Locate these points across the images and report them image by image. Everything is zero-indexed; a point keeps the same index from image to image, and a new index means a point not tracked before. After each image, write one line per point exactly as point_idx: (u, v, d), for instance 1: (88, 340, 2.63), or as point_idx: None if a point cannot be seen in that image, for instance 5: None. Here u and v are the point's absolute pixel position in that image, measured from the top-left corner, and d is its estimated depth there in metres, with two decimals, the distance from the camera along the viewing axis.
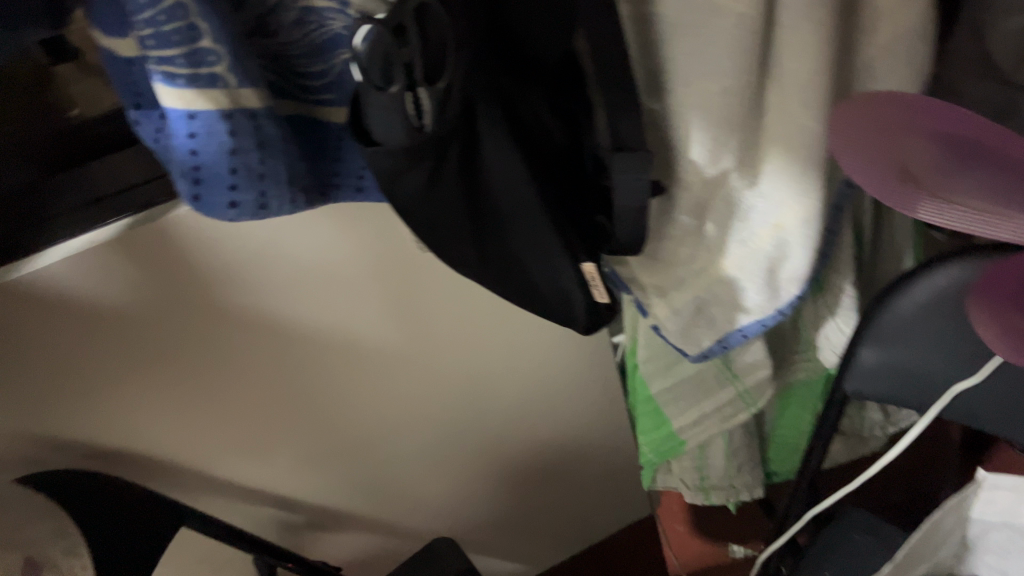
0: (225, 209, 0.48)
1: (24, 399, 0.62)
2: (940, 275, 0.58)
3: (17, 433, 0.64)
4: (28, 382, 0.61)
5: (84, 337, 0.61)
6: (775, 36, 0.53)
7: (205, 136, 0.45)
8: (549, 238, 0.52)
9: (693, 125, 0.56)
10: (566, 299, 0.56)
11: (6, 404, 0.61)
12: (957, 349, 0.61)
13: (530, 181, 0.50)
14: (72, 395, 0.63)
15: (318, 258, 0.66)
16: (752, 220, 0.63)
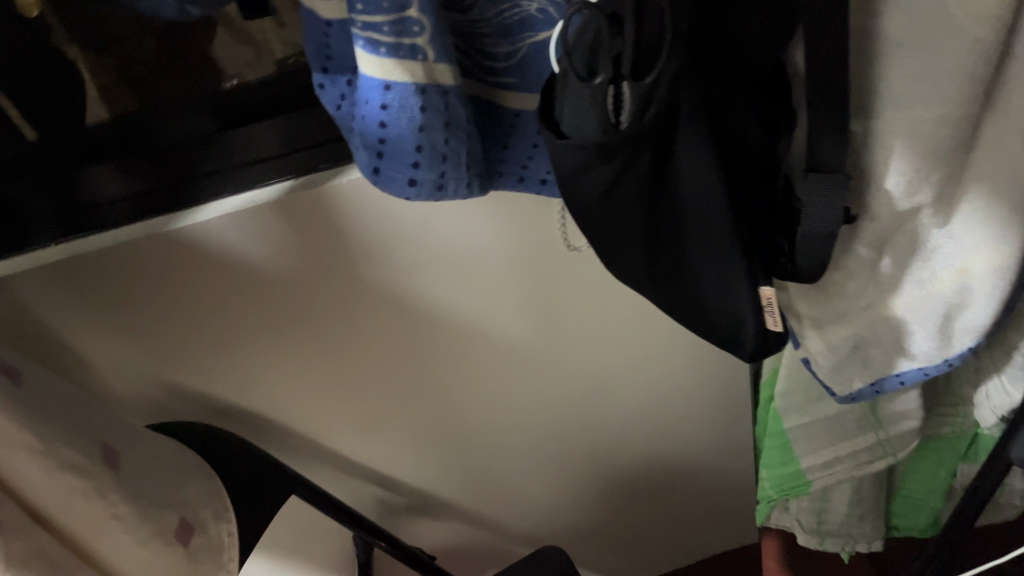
0: (404, 186, 0.47)
1: (162, 344, 0.64)
2: None
3: (152, 375, 0.65)
4: (169, 327, 0.63)
5: (234, 292, 0.62)
6: (1006, 66, 0.48)
7: (397, 109, 0.43)
8: (729, 258, 0.49)
9: (896, 153, 0.52)
10: (735, 321, 0.52)
11: (145, 347, 0.63)
12: None
13: (723, 196, 0.47)
14: (215, 349, 0.65)
15: (468, 243, 0.65)
16: (935, 262, 0.58)
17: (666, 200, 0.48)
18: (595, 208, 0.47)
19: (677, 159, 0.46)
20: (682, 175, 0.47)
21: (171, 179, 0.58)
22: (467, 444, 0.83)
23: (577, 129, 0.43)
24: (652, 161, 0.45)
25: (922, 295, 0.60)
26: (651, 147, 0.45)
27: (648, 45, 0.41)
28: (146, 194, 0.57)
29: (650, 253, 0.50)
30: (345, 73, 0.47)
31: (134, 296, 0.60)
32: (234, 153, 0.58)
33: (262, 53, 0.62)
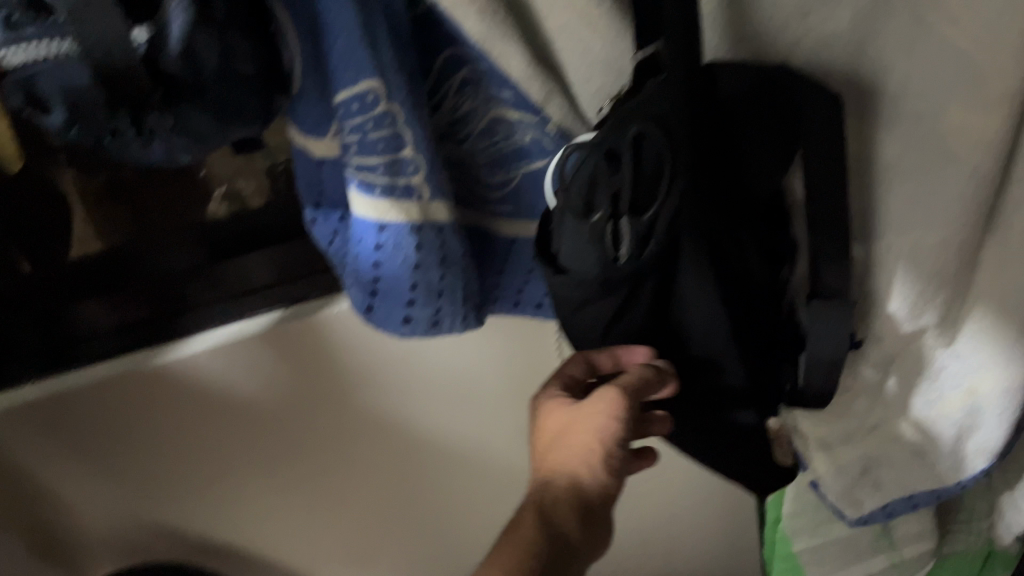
0: (399, 324, 0.45)
1: (145, 482, 0.63)
2: None
3: (134, 514, 0.65)
4: (153, 464, 0.62)
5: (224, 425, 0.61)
6: (1004, 190, 0.48)
7: (391, 249, 0.42)
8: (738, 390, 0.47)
9: (898, 278, 0.51)
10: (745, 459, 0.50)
11: (128, 486, 0.63)
12: None
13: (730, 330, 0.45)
14: (203, 485, 0.64)
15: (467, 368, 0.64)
16: (942, 382, 0.57)
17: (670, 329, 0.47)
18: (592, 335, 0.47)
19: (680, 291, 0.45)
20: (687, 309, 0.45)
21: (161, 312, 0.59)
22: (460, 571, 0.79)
23: (576, 264, 0.42)
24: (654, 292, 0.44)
25: (931, 415, 0.59)
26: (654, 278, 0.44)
27: (649, 177, 0.41)
28: (132, 327, 0.58)
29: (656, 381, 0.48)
30: (338, 208, 0.46)
31: (119, 436, 0.60)
32: (221, 284, 0.59)
33: (254, 164, 0.58)
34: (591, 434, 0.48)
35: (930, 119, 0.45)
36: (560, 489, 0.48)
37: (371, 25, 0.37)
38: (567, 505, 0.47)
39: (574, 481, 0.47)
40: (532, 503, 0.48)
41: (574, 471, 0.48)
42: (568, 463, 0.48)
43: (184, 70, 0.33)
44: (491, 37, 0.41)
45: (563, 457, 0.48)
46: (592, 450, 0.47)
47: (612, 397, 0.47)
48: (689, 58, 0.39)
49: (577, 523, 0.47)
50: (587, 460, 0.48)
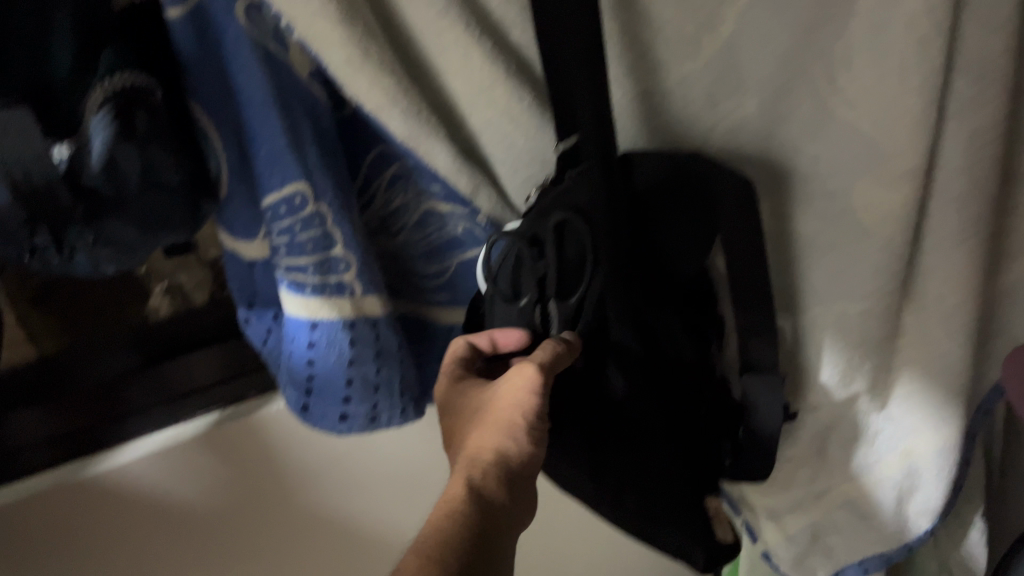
0: (336, 421, 0.45)
1: None
2: None
3: None
4: None
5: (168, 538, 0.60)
6: (918, 259, 0.51)
7: (324, 346, 0.42)
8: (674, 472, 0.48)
9: (827, 348, 0.52)
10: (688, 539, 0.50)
11: None
12: None
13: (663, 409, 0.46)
14: None
15: (404, 451, 0.66)
16: (879, 446, 0.58)
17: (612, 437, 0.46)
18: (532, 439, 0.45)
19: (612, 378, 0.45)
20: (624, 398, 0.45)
21: (89, 421, 0.56)
22: None
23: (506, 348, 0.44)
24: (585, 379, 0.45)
25: (871, 479, 0.60)
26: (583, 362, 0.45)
27: (573, 265, 0.42)
28: (59, 442, 0.55)
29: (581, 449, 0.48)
30: (271, 307, 0.46)
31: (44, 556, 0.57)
32: (160, 388, 0.58)
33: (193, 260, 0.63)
34: (509, 409, 0.38)
35: (841, 195, 0.47)
36: (480, 478, 0.36)
37: (296, 130, 0.38)
38: (482, 507, 0.35)
39: (497, 454, 0.37)
40: (452, 496, 0.35)
41: (489, 450, 0.37)
42: (483, 442, 0.37)
43: (106, 184, 0.33)
44: (417, 136, 0.40)
45: (480, 436, 0.38)
46: (513, 424, 0.38)
47: (529, 369, 0.38)
48: (603, 150, 0.40)
49: (498, 506, 0.35)
50: (509, 436, 0.37)
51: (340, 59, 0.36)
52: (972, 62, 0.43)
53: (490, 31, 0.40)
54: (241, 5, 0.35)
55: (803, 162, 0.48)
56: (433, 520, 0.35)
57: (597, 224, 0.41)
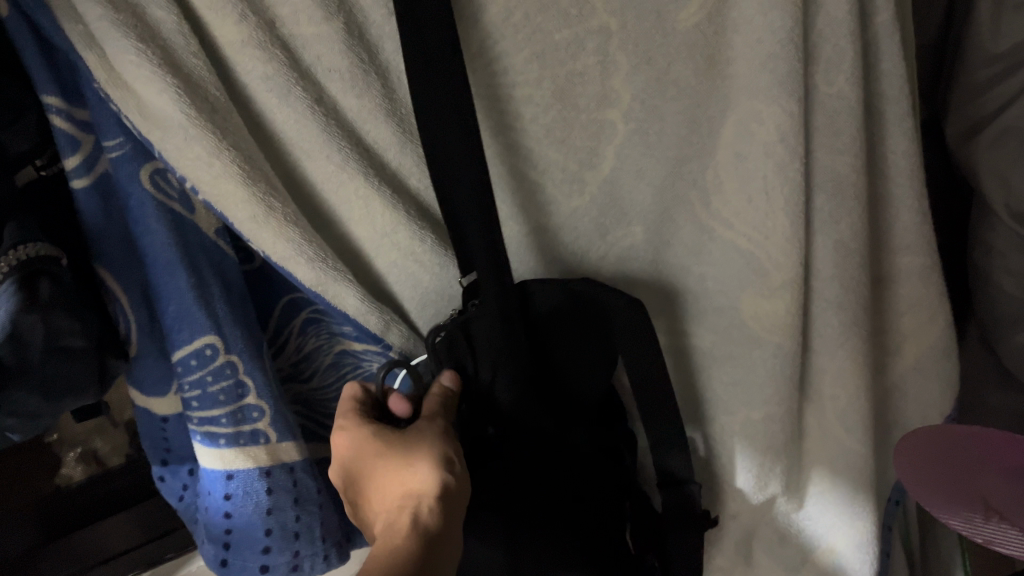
0: (257, 572, 0.44)
1: None
2: None
3: None
4: None
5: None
6: (810, 361, 0.54)
7: (241, 497, 0.42)
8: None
9: (737, 452, 0.55)
10: None
11: None
12: None
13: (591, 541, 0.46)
14: None
15: None
16: (802, 546, 0.60)
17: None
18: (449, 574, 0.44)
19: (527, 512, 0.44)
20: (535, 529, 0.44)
21: None
22: None
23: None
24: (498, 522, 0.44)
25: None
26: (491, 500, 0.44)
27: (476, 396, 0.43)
28: None
29: None
30: (187, 463, 0.46)
31: None
32: (73, 560, 0.59)
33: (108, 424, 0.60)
34: (436, 451, 0.37)
35: (731, 306, 0.51)
36: (428, 513, 0.35)
37: (204, 286, 0.39)
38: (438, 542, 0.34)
39: (439, 488, 0.36)
40: (401, 532, 0.34)
41: (428, 486, 0.36)
42: (418, 482, 0.36)
43: (10, 355, 0.34)
44: (324, 280, 0.42)
45: (411, 479, 0.36)
46: (443, 458, 0.37)
47: (436, 417, 0.39)
48: (501, 288, 0.42)
49: (445, 538, 0.35)
50: (441, 472, 0.36)
51: (244, 216, 0.38)
52: (827, 179, 0.47)
53: (388, 179, 0.43)
54: (145, 172, 0.37)
55: (693, 278, 0.51)
56: (381, 557, 0.33)
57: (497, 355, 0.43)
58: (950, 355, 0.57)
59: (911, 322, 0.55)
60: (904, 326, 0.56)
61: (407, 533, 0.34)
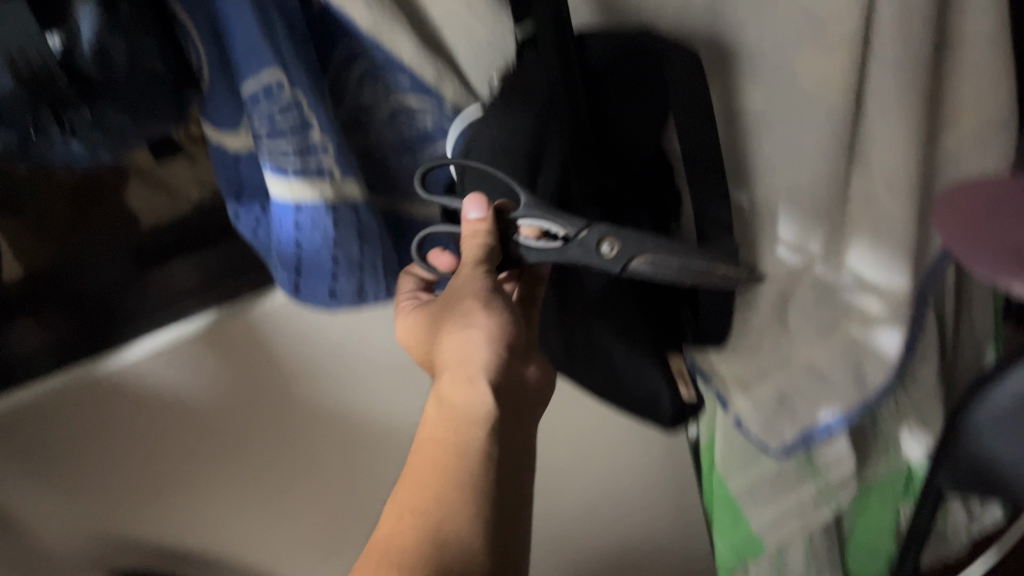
0: (326, 297, 0.49)
1: (113, 503, 0.61)
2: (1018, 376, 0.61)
3: (101, 535, 0.63)
4: (116, 486, 0.61)
5: (193, 447, 0.62)
6: (862, 125, 0.54)
7: (310, 227, 0.45)
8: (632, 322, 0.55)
9: (783, 209, 0.56)
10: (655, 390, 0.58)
11: (94, 516, 0.61)
12: None
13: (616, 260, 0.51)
14: (161, 492, 0.63)
15: (389, 366, 0.66)
16: (835, 308, 0.63)
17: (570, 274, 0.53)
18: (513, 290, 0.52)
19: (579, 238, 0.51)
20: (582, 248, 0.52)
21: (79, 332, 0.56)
22: None
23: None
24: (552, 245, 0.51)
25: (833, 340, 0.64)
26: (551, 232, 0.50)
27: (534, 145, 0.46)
28: (60, 350, 0.55)
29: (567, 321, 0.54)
30: (257, 200, 0.50)
31: (52, 454, 0.56)
32: (159, 296, 0.57)
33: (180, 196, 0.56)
34: (463, 318, 0.43)
35: (785, 64, 0.50)
36: (466, 388, 0.41)
37: (268, 21, 0.40)
38: (480, 420, 0.40)
39: (464, 355, 0.42)
40: (444, 429, 0.40)
41: (458, 364, 0.42)
42: (450, 355, 0.43)
43: (98, 69, 0.36)
44: (381, 24, 0.43)
45: (449, 351, 0.43)
46: (468, 323, 0.43)
47: (462, 278, 0.45)
48: (560, 38, 0.43)
49: (479, 419, 0.40)
50: (464, 340, 0.43)
51: None
52: None
53: None
54: None
55: (748, 36, 0.51)
56: (423, 456, 0.39)
57: (552, 96, 0.44)
58: (1005, 126, 0.56)
59: (970, 89, 0.55)
60: (963, 92, 0.55)
61: (444, 422, 0.40)
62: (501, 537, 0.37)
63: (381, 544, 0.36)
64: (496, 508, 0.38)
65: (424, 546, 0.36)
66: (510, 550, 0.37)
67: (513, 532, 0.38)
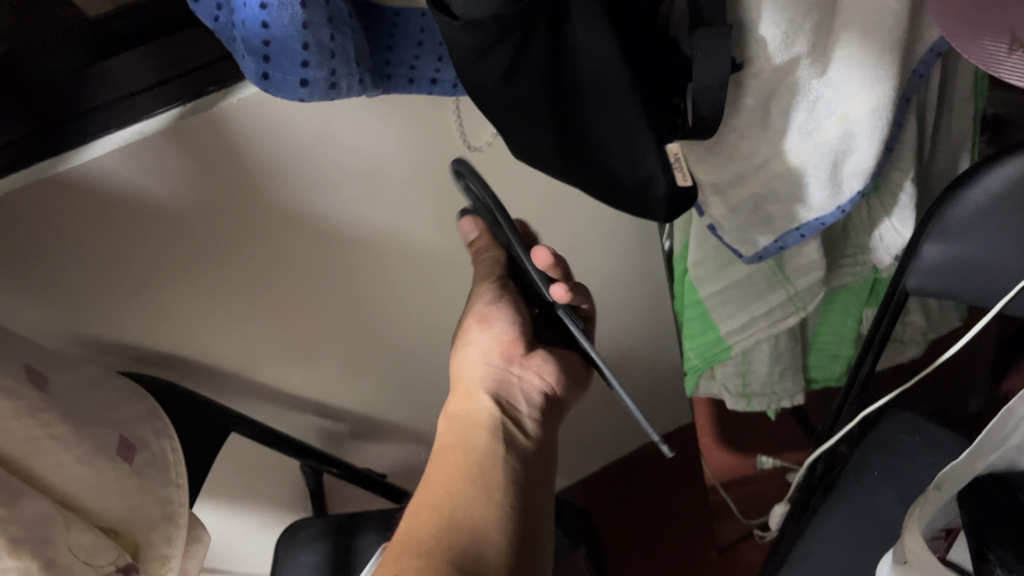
0: (297, 87, 0.46)
1: (94, 302, 0.61)
2: (992, 177, 0.63)
3: (83, 335, 0.63)
4: (95, 286, 0.60)
5: (167, 247, 0.61)
6: None
7: (277, 7, 0.42)
8: (633, 115, 0.52)
9: (768, 6, 0.54)
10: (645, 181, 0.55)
11: (73, 314, 0.61)
12: (999, 229, 0.65)
13: (617, 48, 0.49)
14: (139, 294, 0.63)
15: (365, 171, 0.65)
16: (819, 111, 0.61)
17: (564, 61, 0.50)
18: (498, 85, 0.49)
19: (575, 29, 0.48)
20: (578, 38, 0.49)
21: (45, 119, 0.53)
22: (408, 368, 0.85)
23: (470, 9, 0.44)
24: (546, 39, 0.47)
25: (811, 145, 0.63)
26: (547, 22, 0.47)
27: None
28: (23, 142, 0.53)
29: (564, 117, 0.52)
30: None
31: (24, 247, 0.55)
32: (118, 83, 0.55)
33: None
34: (473, 346, 0.62)
35: None
36: (472, 398, 0.59)
37: None
38: (482, 420, 0.58)
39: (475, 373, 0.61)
40: (453, 453, 0.55)
41: (470, 382, 0.61)
42: (467, 377, 0.61)
43: None
44: None
45: (467, 378, 0.61)
46: (475, 347, 0.62)
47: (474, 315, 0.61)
48: None
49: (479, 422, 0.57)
50: (480, 357, 0.61)
51: None
52: None
53: None
54: None
55: None
56: (442, 464, 0.54)
57: None
58: None
59: None
60: None
61: (454, 427, 0.57)
62: (517, 520, 0.50)
63: (405, 530, 0.49)
64: (513, 499, 0.51)
65: (448, 533, 0.48)
66: (526, 531, 0.50)
67: (532, 511, 0.52)
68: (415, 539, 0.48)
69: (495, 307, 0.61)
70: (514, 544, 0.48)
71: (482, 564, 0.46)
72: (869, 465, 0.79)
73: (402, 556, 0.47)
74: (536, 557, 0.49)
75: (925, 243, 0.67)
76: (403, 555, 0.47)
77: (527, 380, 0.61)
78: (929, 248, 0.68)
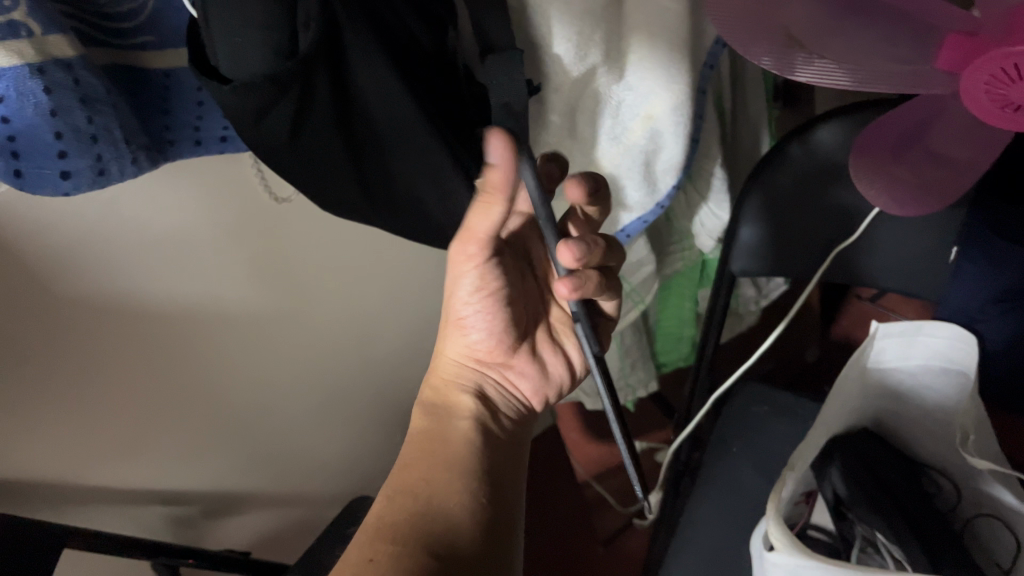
0: (58, 181, 0.41)
1: None
2: (791, 154, 0.65)
3: None
4: None
5: None
6: None
7: (15, 98, 0.37)
8: (436, 157, 0.52)
9: (554, 22, 0.53)
10: (458, 218, 0.57)
11: None
12: (807, 200, 0.68)
13: (405, 91, 0.48)
14: None
15: (165, 243, 0.60)
16: (623, 115, 0.61)
17: (355, 110, 0.49)
18: (289, 134, 0.46)
19: (354, 80, 0.47)
20: (362, 86, 0.47)
21: None
22: (253, 432, 0.80)
23: (238, 69, 0.41)
24: (329, 81, 0.45)
25: (622, 148, 0.63)
26: (324, 75, 0.44)
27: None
28: None
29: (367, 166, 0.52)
30: None
31: None
32: None
33: None
34: (454, 335, 0.61)
35: None
36: (449, 390, 0.61)
37: None
38: (460, 411, 0.59)
39: (459, 358, 0.62)
40: (430, 435, 0.57)
41: (450, 371, 0.62)
42: (448, 362, 0.62)
43: None
44: None
45: (448, 360, 0.62)
46: (462, 336, 0.61)
47: (463, 304, 0.59)
48: None
49: (458, 413, 0.59)
50: (467, 345, 0.61)
51: None
52: None
53: None
54: None
55: None
56: (416, 450, 0.56)
57: None
58: None
59: None
60: None
61: (428, 416, 0.59)
62: (484, 509, 0.52)
63: (380, 510, 0.51)
64: (483, 488, 0.53)
65: (422, 518, 0.49)
66: (493, 523, 0.52)
67: (503, 498, 0.54)
68: (388, 521, 0.50)
69: (493, 297, 0.58)
70: (484, 531, 0.51)
71: (452, 553, 0.48)
72: (728, 443, 0.81)
73: (373, 540, 0.48)
74: (506, 543, 0.52)
75: (742, 225, 0.69)
76: (377, 538, 0.48)
77: (508, 380, 0.63)
78: (745, 231, 0.70)
